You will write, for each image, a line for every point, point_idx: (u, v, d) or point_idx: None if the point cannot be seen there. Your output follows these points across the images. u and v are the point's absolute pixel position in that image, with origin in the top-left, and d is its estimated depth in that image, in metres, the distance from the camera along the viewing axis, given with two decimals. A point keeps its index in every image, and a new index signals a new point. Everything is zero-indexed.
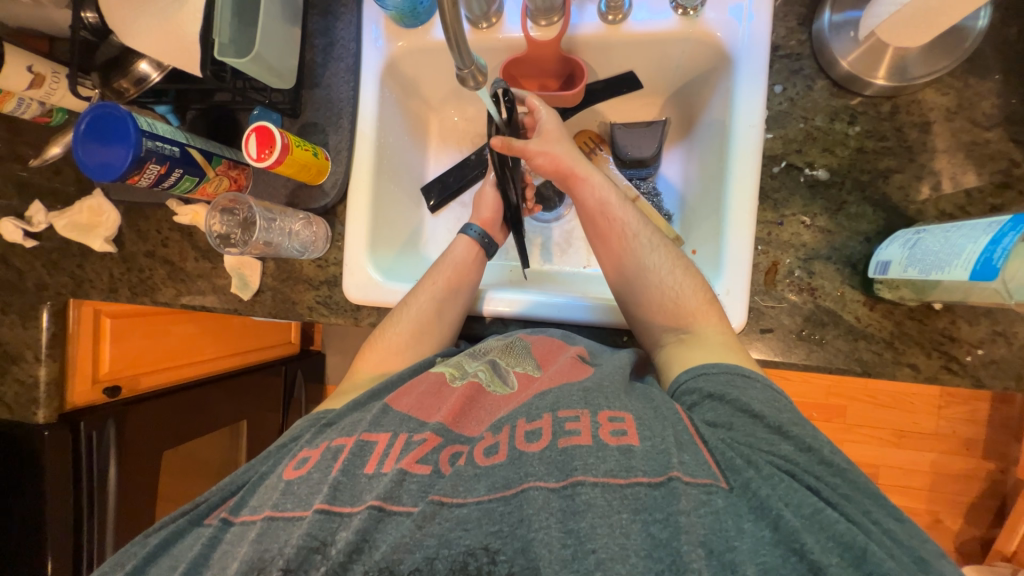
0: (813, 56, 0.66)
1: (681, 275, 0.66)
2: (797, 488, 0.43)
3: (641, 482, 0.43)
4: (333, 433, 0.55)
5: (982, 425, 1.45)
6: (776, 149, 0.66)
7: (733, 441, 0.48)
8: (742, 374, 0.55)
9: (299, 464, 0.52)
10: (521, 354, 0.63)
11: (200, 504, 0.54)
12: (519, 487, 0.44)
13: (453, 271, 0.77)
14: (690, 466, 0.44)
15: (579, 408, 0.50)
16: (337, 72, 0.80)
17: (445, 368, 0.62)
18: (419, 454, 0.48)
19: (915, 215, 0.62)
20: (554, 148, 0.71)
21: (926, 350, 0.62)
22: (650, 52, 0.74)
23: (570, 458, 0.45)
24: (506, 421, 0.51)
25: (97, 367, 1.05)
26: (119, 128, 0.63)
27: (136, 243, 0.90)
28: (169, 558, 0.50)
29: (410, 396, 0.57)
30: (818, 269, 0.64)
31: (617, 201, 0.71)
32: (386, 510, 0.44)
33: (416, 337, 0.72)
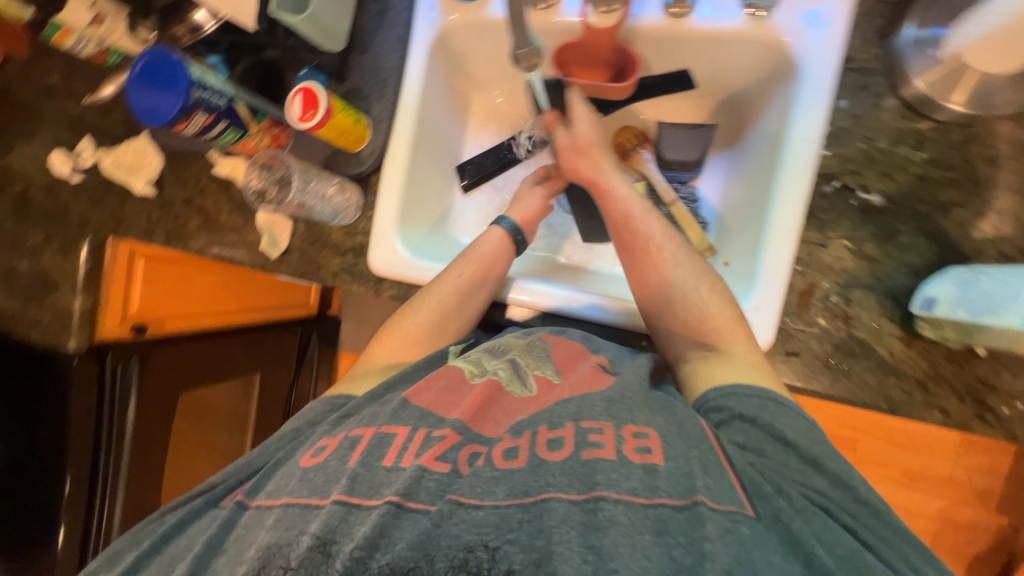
0: (885, 73, 0.62)
1: (706, 292, 0.64)
2: (832, 525, 0.44)
3: (665, 504, 0.43)
4: (351, 423, 0.57)
5: (999, 478, 1.40)
6: (830, 167, 0.63)
7: (761, 470, 0.48)
8: (773, 399, 0.53)
9: (316, 452, 0.54)
10: (541, 357, 0.62)
11: (217, 486, 0.57)
12: (539, 496, 0.44)
13: (480, 263, 0.76)
14: (715, 492, 0.44)
15: (603, 420, 0.51)
16: (388, 41, 0.79)
17: (464, 364, 0.63)
18: (439, 451, 0.49)
19: (972, 253, 0.59)
20: (576, 159, 0.74)
21: (960, 395, 0.59)
22: (709, 52, 0.71)
23: (591, 470, 0.46)
24: (529, 425, 0.52)
25: (127, 306, 1.09)
26: (171, 75, 0.64)
27: (175, 190, 0.92)
28: (186, 538, 0.53)
29: (431, 392, 0.57)
30: (857, 297, 0.62)
31: (640, 212, 0.70)
32: (403, 507, 0.44)
33: (435, 328, 0.73)
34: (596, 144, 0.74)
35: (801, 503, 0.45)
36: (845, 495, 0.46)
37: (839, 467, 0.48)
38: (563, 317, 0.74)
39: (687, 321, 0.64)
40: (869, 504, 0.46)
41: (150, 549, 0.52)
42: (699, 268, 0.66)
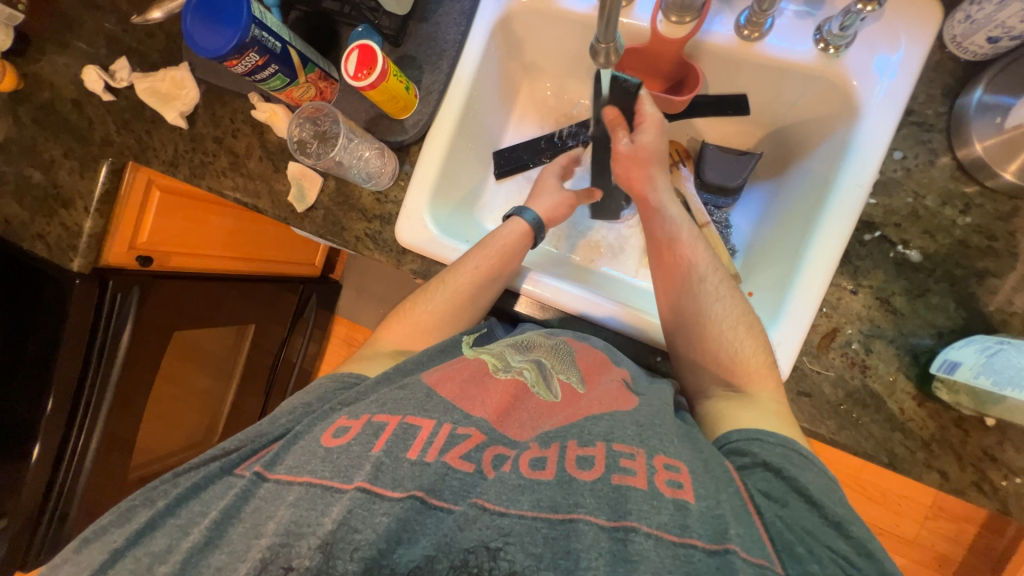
0: (945, 132, 0.62)
1: (742, 333, 0.64)
2: None
3: (697, 546, 0.43)
4: (373, 406, 0.56)
5: (962, 547, 1.42)
6: (874, 216, 0.63)
7: (788, 524, 0.48)
8: (796, 451, 0.53)
9: (339, 433, 0.54)
10: (566, 362, 0.62)
11: (232, 452, 0.56)
12: (568, 515, 0.45)
13: (496, 257, 0.74)
14: (746, 542, 0.44)
15: (634, 446, 0.51)
16: (450, 13, 0.77)
17: (488, 356, 0.62)
18: (463, 450, 0.50)
19: (999, 325, 0.59)
20: (631, 169, 0.72)
21: (962, 462, 0.60)
22: (771, 81, 0.70)
23: (623, 498, 0.46)
24: (558, 437, 0.52)
25: (136, 234, 1.08)
26: (230, 11, 0.63)
27: (207, 126, 0.90)
28: (199, 503, 0.52)
29: (454, 382, 0.58)
30: (877, 349, 0.62)
31: (687, 237, 0.69)
32: (427, 504, 0.46)
33: (448, 317, 0.72)
34: (657, 159, 0.72)
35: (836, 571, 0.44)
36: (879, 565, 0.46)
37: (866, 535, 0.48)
38: (570, 317, 0.75)
39: (718, 356, 0.63)
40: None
41: (165, 510, 0.51)
42: (738, 304, 0.66)
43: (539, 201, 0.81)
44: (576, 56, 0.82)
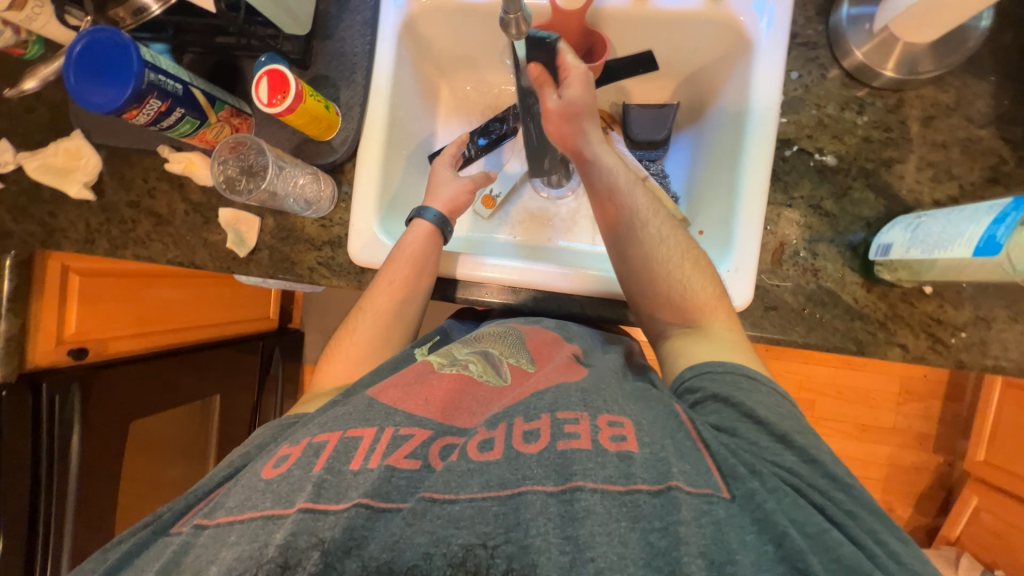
0: (829, 47, 0.68)
1: (689, 269, 0.68)
2: (802, 504, 0.46)
3: (641, 490, 0.44)
4: (314, 428, 0.54)
5: (934, 421, 1.56)
6: (789, 133, 0.68)
7: (735, 447, 0.51)
8: (742, 375, 0.58)
9: (278, 462, 0.51)
10: (516, 347, 0.67)
11: (164, 514, 0.53)
12: (517, 488, 0.44)
13: (409, 266, 0.73)
14: (690, 477, 0.46)
15: (579, 411, 0.51)
16: (353, 25, 0.76)
17: (434, 356, 0.66)
18: (408, 449, 0.49)
19: (914, 204, 0.65)
20: (563, 126, 0.71)
21: (915, 331, 0.66)
22: (670, 32, 0.75)
23: (568, 461, 0.46)
24: (503, 418, 0.52)
25: (62, 327, 1.00)
26: (113, 55, 0.58)
27: (118, 192, 0.84)
28: (136, 568, 0.49)
29: (396, 388, 0.57)
30: (822, 251, 0.67)
31: (625, 184, 0.72)
32: (374, 508, 0.44)
33: (377, 340, 0.72)
34: (587, 112, 0.71)
35: (778, 484, 0.47)
36: (816, 468, 0.50)
37: (805, 441, 0.52)
38: (521, 288, 0.78)
39: (668, 294, 0.67)
40: (835, 471, 0.50)
41: None
42: (680, 242, 0.70)
43: (435, 194, 0.80)
44: (486, 44, 0.84)
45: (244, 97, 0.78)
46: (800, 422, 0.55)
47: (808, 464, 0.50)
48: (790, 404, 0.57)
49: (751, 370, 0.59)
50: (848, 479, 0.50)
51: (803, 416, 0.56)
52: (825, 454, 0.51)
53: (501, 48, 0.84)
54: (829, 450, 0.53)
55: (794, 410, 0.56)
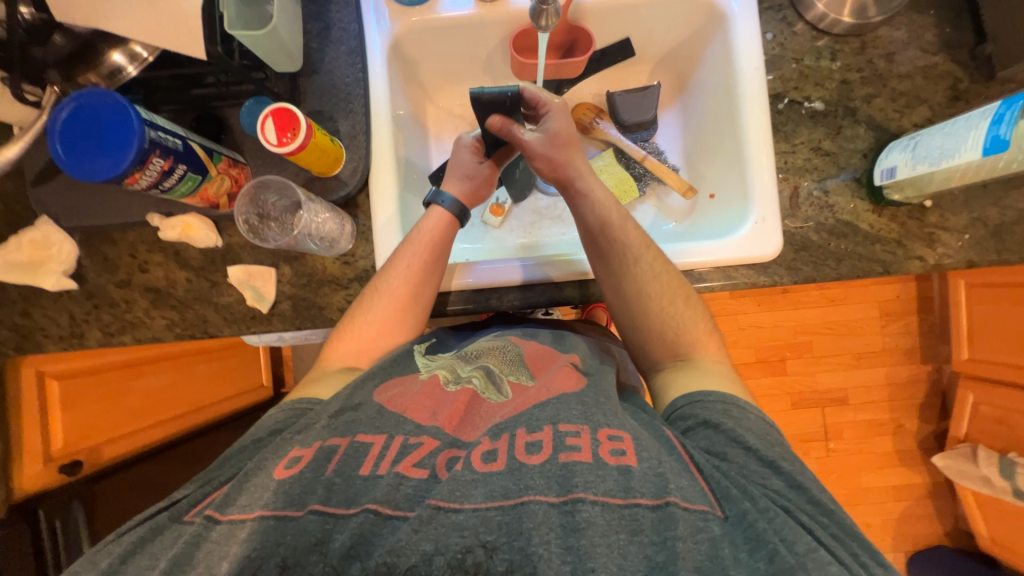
0: (792, 6, 0.75)
1: (681, 305, 0.68)
2: (791, 523, 0.46)
3: (641, 504, 0.45)
4: (325, 431, 0.54)
5: (915, 334, 1.69)
6: (777, 88, 0.74)
7: (726, 470, 0.51)
8: (734, 406, 0.58)
9: (290, 464, 0.51)
10: (515, 364, 0.65)
11: (179, 501, 0.53)
12: (519, 499, 0.45)
13: (427, 253, 0.70)
14: (686, 492, 0.46)
15: (580, 424, 0.52)
16: (338, 56, 0.74)
17: (439, 370, 0.65)
18: (416, 458, 0.50)
19: (897, 130, 0.72)
20: (557, 154, 0.71)
21: (927, 242, 0.72)
22: (649, 16, 0.79)
23: (570, 474, 0.46)
24: (507, 429, 0.52)
25: (48, 444, 0.88)
26: (106, 118, 0.53)
27: (103, 275, 0.76)
28: (146, 555, 0.47)
29: (403, 397, 0.58)
30: (832, 188, 0.72)
31: (618, 220, 0.70)
32: (382, 515, 0.45)
33: (390, 326, 0.68)
34: (573, 143, 0.72)
35: (767, 507, 0.47)
36: (796, 492, 0.50)
37: (784, 464, 0.53)
38: (521, 287, 0.76)
39: (665, 331, 0.67)
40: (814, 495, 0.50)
41: None
42: (673, 278, 0.69)
43: (451, 179, 0.76)
44: (469, 57, 0.84)
45: (233, 148, 0.73)
46: (780, 447, 0.55)
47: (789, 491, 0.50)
48: (773, 432, 0.57)
49: (733, 398, 0.59)
50: (827, 504, 0.50)
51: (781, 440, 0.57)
52: (803, 478, 0.52)
53: (485, 58, 0.85)
54: (804, 471, 0.53)
55: (776, 437, 0.56)
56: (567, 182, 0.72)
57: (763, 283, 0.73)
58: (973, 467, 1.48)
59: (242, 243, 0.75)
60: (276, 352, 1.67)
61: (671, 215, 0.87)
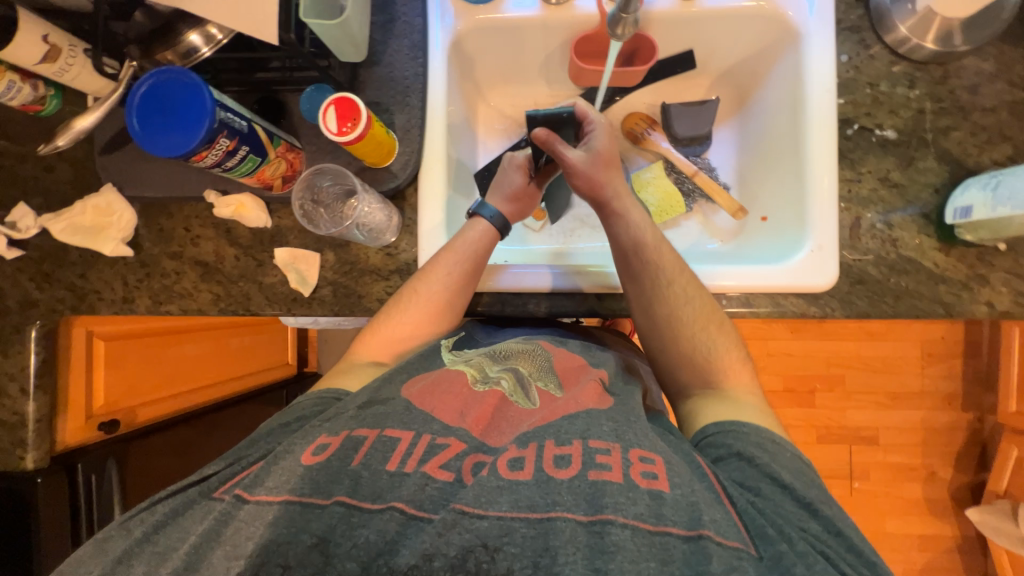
0: (872, 28, 0.72)
1: (713, 331, 0.65)
2: (830, 570, 0.44)
3: (672, 533, 0.43)
4: (351, 421, 0.55)
5: (958, 379, 1.60)
6: (848, 113, 0.71)
7: (759, 507, 0.49)
8: (767, 440, 0.55)
9: (317, 450, 0.51)
10: (544, 370, 0.64)
11: (210, 477, 0.54)
12: (547, 514, 0.44)
13: (466, 264, 0.69)
14: (721, 526, 0.44)
15: (610, 441, 0.51)
16: (400, 49, 0.75)
17: (467, 367, 0.64)
18: (442, 459, 0.50)
19: (974, 166, 0.68)
20: (597, 172, 0.70)
21: (998, 287, 0.67)
22: (716, 29, 0.77)
23: (600, 492, 0.45)
24: (534, 438, 0.51)
25: (91, 399, 0.91)
26: (184, 95, 0.55)
27: (157, 245, 0.79)
28: (178, 529, 0.49)
29: (433, 396, 0.57)
30: (898, 222, 0.69)
31: (652, 241, 0.68)
32: (408, 514, 0.45)
33: (422, 327, 0.69)
34: (613, 161, 0.71)
35: (806, 551, 0.45)
36: (832, 534, 0.48)
37: (820, 504, 0.50)
38: (559, 294, 0.75)
39: (695, 357, 0.65)
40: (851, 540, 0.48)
41: None
42: (707, 304, 0.67)
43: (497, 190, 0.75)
44: (526, 59, 0.84)
45: (291, 132, 0.75)
46: (816, 485, 0.53)
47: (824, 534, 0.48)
48: (808, 468, 0.55)
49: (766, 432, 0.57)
50: (866, 552, 0.48)
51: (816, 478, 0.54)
52: (842, 521, 0.49)
53: (542, 61, 0.84)
54: (841, 513, 0.51)
55: (811, 474, 0.54)
56: (603, 198, 0.70)
57: (813, 314, 0.70)
58: (1011, 526, 1.40)
59: (291, 226, 0.76)
60: (303, 332, 1.71)
61: (717, 234, 0.85)
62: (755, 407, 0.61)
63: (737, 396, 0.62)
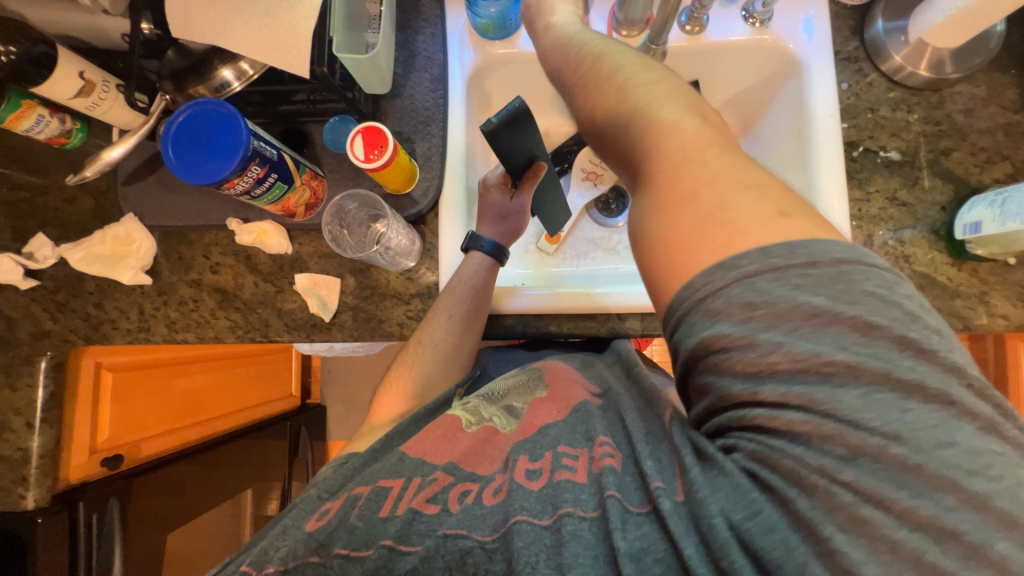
0: (868, 58, 0.76)
1: (691, 139, 0.46)
2: (772, 526, 0.37)
3: (614, 496, 0.42)
4: (353, 481, 0.52)
5: None
6: (852, 136, 0.74)
7: (719, 420, 0.41)
8: (712, 298, 0.40)
9: (321, 515, 0.49)
10: (533, 384, 0.62)
11: (228, 563, 0.51)
12: (509, 520, 0.43)
13: (468, 303, 0.70)
14: (658, 473, 0.42)
15: (581, 445, 0.47)
16: (421, 82, 0.78)
17: (462, 412, 0.60)
18: (430, 492, 0.47)
19: (977, 185, 0.71)
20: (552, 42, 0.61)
21: (1012, 299, 0.69)
22: (721, 62, 0.81)
23: (558, 491, 0.44)
24: (511, 455, 0.49)
25: (95, 435, 0.87)
26: (224, 127, 0.58)
27: (176, 273, 0.79)
28: None
29: (426, 441, 0.54)
30: (908, 238, 0.71)
31: (609, 69, 0.53)
32: (396, 549, 0.44)
33: (435, 376, 0.72)
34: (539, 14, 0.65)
35: (747, 486, 0.38)
36: (808, 425, 0.37)
37: (795, 365, 0.38)
38: (582, 316, 0.74)
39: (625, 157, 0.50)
40: (837, 421, 0.36)
41: None
42: (648, 100, 0.49)
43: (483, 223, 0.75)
44: (538, 91, 0.87)
45: (313, 161, 0.76)
46: (808, 341, 0.38)
47: (793, 425, 0.37)
48: (803, 317, 0.38)
49: (717, 270, 0.40)
50: (864, 441, 0.35)
51: (827, 327, 0.38)
52: (827, 402, 0.36)
53: (554, 93, 0.88)
54: (848, 377, 0.37)
55: (800, 325, 0.38)
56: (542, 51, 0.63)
57: None
58: None
59: (311, 252, 0.77)
60: (307, 362, 1.68)
61: None
62: (694, 228, 0.42)
63: (667, 214, 0.44)
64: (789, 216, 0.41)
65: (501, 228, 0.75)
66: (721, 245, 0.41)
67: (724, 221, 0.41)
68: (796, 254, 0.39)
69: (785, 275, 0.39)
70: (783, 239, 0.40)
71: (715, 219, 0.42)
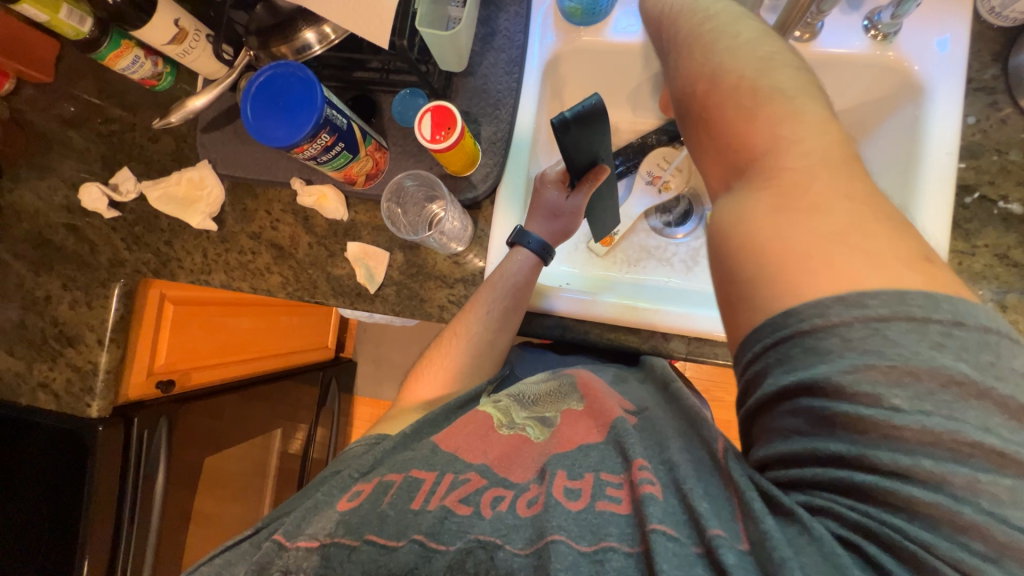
0: (1008, 91, 0.66)
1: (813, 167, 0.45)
2: None
3: (666, 533, 0.39)
4: (385, 468, 0.54)
5: None
6: (969, 179, 0.66)
7: (797, 472, 0.40)
8: (825, 334, 0.39)
9: (352, 497, 0.51)
10: (565, 394, 0.60)
11: (261, 529, 0.53)
12: (544, 539, 0.42)
13: (511, 298, 0.69)
14: (713, 516, 0.39)
15: (621, 472, 0.46)
16: (497, 63, 0.75)
17: (494, 411, 0.60)
18: (463, 493, 0.48)
19: None
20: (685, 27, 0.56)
21: None
22: (831, 75, 0.72)
23: (604, 522, 0.42)
24: (550, 466, 0.48)
25: (154, 358, 0.95)
26: (302, 93, 0.58)
27: (239, 223, 0.82)
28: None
29: (458, 436, 0.55)
30: (1013, 303, 0.63)
31: (748, 70, 0.49)
32: (428, 546, 0.44)
33: (467, 368, 0.72)
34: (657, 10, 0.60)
35: (845, 560, 0.35)
36: (934, 505, 0.35)
37: (921, 437, 0.36)
38: (624, 328, 0.72)
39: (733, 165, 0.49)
40: (977, 507, 0.34)
41: None
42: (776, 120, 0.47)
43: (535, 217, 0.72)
44: (617, 85, 0.82)
45: (379, 131, 0.76)
46: (946, 413, 0.36)
47: (914, 498, 0.35)
48: (940, 382, 0.36)
49: (837, 308, 0.39)
50: (1011, 539, 0.33)
51: (961, 399, 0.36)
52: (966, 485, 0.34)
53: (632, 89, 0.83)
54: (984, 463, 0.35)
55: (937, 392, 0.36)
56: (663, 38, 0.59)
57: None
58: None
59: (365, 222, 0.78)
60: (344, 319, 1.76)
61: None
62: (809, 248, 0.41)
63: (782, 232, 0.43)
64: (932, 265, 0.41)
65: (552, 226, 0.72)
66: (845, 280, 0.39)
67: (857, 252, 0.40)
68: (938, 311, 0.38)
69: (924, 331, 0.37)
70: (926, 291, 0.39)
71: (841, 246, 0.41)
